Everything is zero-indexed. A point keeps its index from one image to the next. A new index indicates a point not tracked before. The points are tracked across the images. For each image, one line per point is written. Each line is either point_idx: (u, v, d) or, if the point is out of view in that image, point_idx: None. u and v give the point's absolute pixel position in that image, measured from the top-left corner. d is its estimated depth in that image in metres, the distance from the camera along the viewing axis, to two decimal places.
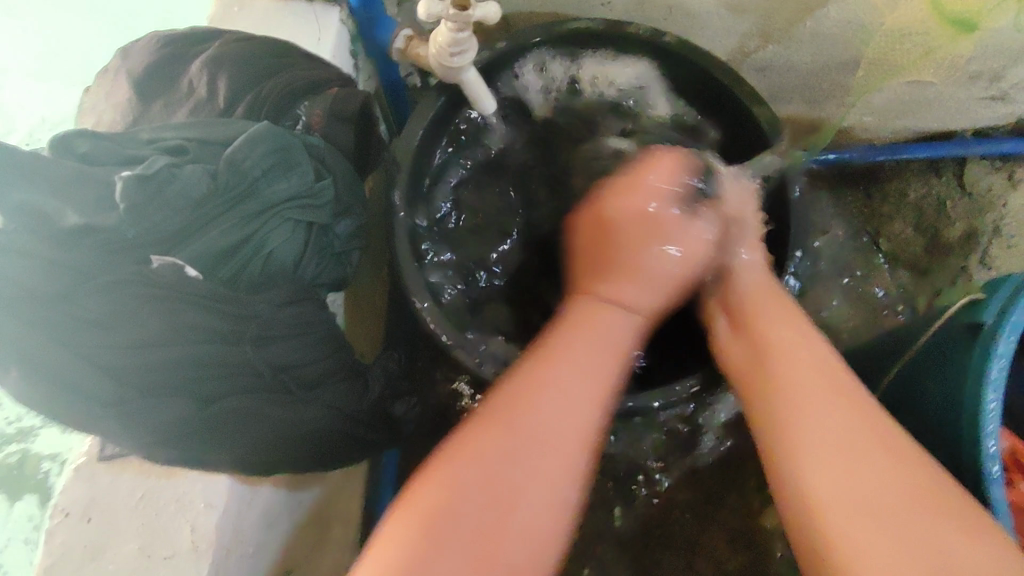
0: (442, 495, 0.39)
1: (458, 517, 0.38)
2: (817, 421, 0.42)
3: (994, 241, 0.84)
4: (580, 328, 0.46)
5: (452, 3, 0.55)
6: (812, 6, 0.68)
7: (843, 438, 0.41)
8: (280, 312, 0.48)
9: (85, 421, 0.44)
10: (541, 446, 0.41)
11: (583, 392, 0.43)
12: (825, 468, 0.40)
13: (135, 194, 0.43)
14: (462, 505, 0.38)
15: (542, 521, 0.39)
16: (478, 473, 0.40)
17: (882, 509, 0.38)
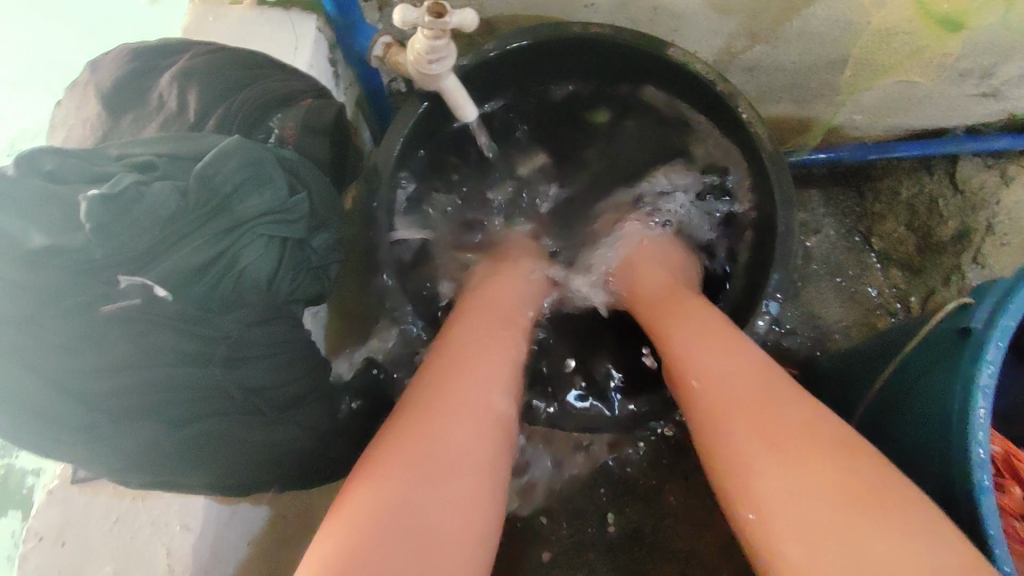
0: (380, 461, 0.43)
1: (409, 482, 0.41)
2: (748, 418, 0.44)
3: (988, 238, 0.81)
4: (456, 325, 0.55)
5: (427, 10, 0.53)
6: (799, 5, 0.67)
7: (786, 437, 0.42)
8: (251, 331, 0.47)
9: (54, 448, 0.43)
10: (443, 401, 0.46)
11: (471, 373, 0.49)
12: (792, 474, 0.41)
13: (99, 211, 0.41)
14: (395, 461, 0.42)
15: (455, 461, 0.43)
16: (409, 442, 0.44)
17: (814, 497, 0.39)
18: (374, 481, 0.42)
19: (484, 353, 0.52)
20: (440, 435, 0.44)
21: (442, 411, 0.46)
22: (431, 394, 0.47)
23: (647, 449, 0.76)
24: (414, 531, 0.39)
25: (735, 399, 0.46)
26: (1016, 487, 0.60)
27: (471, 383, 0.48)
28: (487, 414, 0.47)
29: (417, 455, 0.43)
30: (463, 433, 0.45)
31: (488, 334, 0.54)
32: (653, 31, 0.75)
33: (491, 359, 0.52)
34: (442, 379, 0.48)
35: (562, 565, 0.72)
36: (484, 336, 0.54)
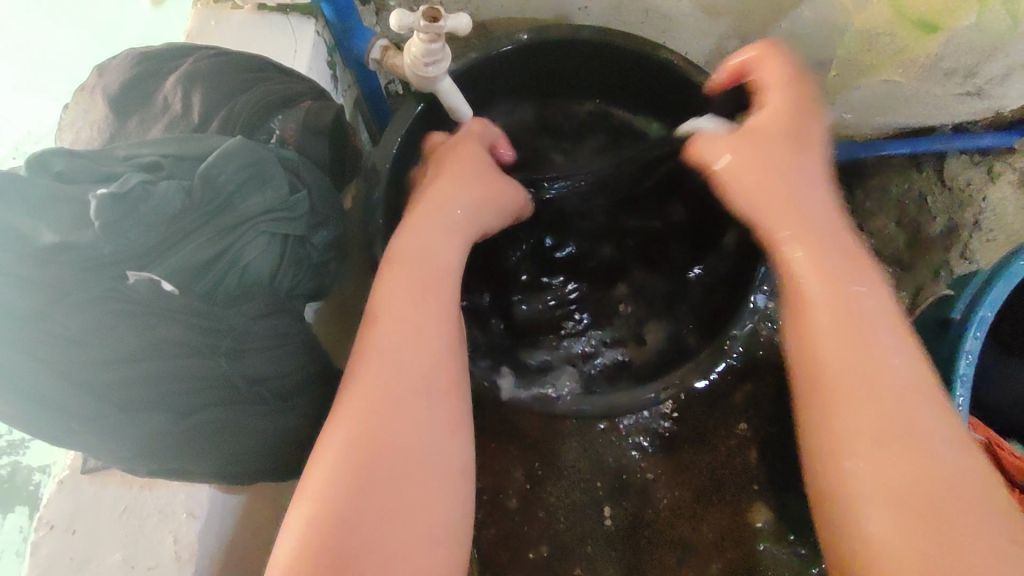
0: (329, 457, 0.44)
1: (354, 493, 0.42)
2: (875, 399, 0.42)
3: (974, 234, 0.86)
4: (392, 278, 0.53)
5: (423, 14, 0.55)
6: (785, 7, 0.69)
7: (910, 429, 0.41)
8: (257, 324, 0.49)
9: (66, 437, 0.45)
10: (385, 383, 0.47)
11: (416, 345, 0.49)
12: (866, 464, 0.41)
13: (109, 211, 0.43)
14: (345, 457, 0.43)
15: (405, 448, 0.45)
16: (346, 446, 0.44)
17: (893, 487, 0.39)
18: (316, 489, 0.43)
19: (412, 328, 0.50)
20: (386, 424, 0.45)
21: (376, 411, 0.45)
22: (368, 393, 0.46)
23: (645, 443, 0.77)
24: (369, 540, 0.41)
25: (856, 358, 0.43)
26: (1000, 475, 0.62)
27: (400, 371, 0.47)
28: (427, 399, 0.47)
29: (353, 460, 0.43)
30: (405, 426, 0.45)
31: (414, 303, 0.51)
32: (645, 34, 0.77)
33: (418, 333, 0.50)
34: (382, 356, 0.48)
35: (559, 556, 0.74)
36: (409, 306, 0.51)
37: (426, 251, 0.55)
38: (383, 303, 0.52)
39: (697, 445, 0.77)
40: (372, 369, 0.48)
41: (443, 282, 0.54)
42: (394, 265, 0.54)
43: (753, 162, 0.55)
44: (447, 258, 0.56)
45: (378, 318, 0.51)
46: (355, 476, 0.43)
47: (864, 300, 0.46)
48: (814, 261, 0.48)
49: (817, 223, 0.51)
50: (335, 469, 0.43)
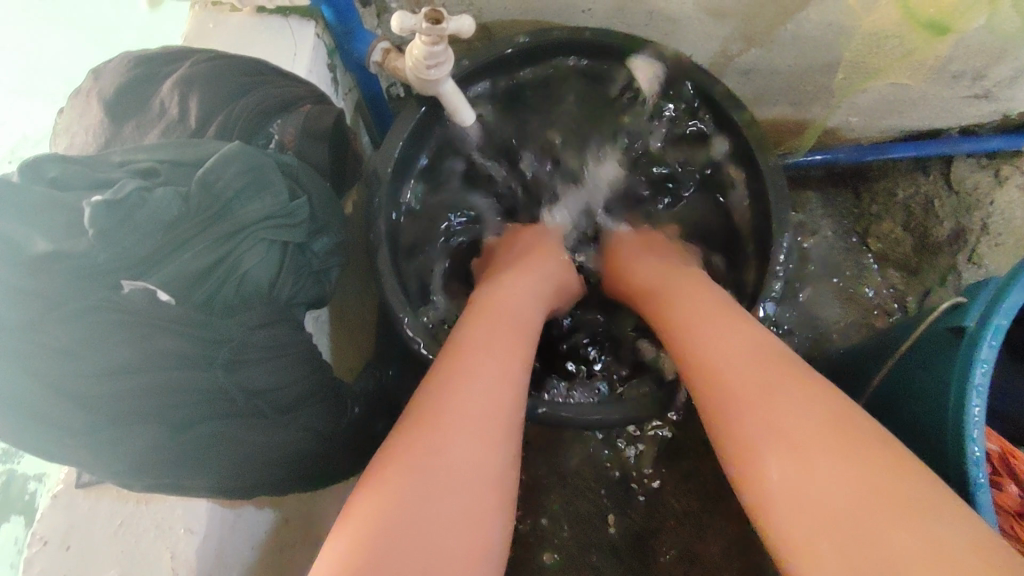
0: (396, 462, 0.44)
1: (408, 497, 0.41)
2: (757, 407, 0.44)
3: (983, 238, 0.82)
4: (471, 319, 0.56)
5: (425, 17, 0.54)
6: (792, 9, 0.67)
7: (796, 431, 0.42)
8: (254, 334, 0.48)
9: (59, 452, 0.43)
10: (459, 402, 0.47)
11: (489, 372, 0.50)
12: (784, 474, 0.41)
13: (104, 218, 0.42)
14: (412, 465, 0.43)
15: (472, 468, 0.44)
16: (403, 453, 0.44)
17: (826, 492, 0.39)
18: (374, 494, 0.42)
19: (486, 362, 0.50)
20: (452, 439, 0.44)
21: (438, 421, 0.45)
22: (437, 410, 0.46)
23: (648, 450, 0.76)
24: (407, 547, 0.39)
25: (738, 382, 0.47)
26: (1012, 484, 0.60)
27: (478, 399, 0.47)
28: (495, 425, 0.47)
29: (411, 468, 0.43)
30: (466, 443, 0.45)
31: (494, 339, 0.53)
32: (649, 36, 0.76)
33: (500, 369, 0.51)
34: (456, 377, 0.49)
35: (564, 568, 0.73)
36: (491, 343, 0.53)
37: (509, 304, 0.58)
38: (462, 337, 0.53)
39: (704, 457, 0.75)
40: (445, 389, 0.48)
41: (517, 328, 0.56)
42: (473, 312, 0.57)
43: (621, 266, 0.70)
44: (522, 311, 0.58)
45: (456, 349, 0.52)
46: (421, 485, 0.42)
47: (736, 329, 0.51)
48: (688, 319, 0.55)
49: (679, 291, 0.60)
50: (401, 475, 0.42)
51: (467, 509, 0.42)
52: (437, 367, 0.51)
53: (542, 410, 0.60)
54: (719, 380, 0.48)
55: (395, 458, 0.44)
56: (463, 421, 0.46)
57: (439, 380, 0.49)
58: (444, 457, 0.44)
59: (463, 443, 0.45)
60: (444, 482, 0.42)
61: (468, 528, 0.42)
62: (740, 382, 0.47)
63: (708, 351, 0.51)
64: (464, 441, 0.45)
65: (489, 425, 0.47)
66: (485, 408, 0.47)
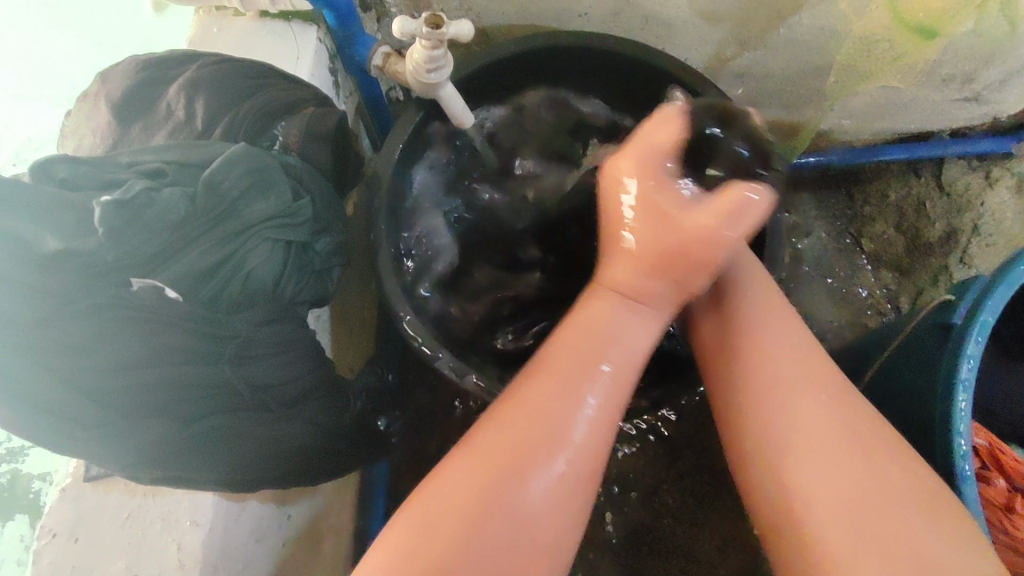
0: (458, 505, 0.40)
1: (455, 534, 0.39)
2: (793, 392, 0.45)
3: (974, 240, 0.84)
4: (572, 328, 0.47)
5: (425, 22, 0.56)
6: (785, 13, 0.69)
7: (849, 433, 0.43)
8: (259, 331, 0.49)
9: (68, 445, 0.45)
10: (529, 450, 0.41)
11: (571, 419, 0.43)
12: (820, 474, 0.42)
13: (113, 217, 0.43)
14: (474, 521, 0.39)
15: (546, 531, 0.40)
16: (467, 482, 0.41)
17: (854, 498, 0.40)
18: (420, 507, 0.41)
19: (581, 411, 0.43)
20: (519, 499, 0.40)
21: (511, 453, 0.41)
22: (512, 435, 0.42)
23: (646, 448, 0.77)
24: None
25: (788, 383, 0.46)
26: (1002, 479, 0.61)
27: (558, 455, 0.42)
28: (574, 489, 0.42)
29: (471, 495, 0.40)
30: (540, 490, 0.41)
31: (590, 366, 0.44)
32: (646, 40, 0.77)
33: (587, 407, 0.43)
34: (531, 418, 0.42)
35: None
36: (586, 374, 0.44)
37: (616, 316, 0.46)
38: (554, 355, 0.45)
39: (698, 456, 0.76)
40: (521, 432, 0.42)
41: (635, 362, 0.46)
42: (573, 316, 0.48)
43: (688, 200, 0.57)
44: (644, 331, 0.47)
45: (544, 377, 0.44)
46: (484, 545, 0.39)
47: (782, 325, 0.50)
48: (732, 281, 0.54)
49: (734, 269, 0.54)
50: (468, 529, 0.39)
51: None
52: (522, 390, 0.44)
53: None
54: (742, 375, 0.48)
55: (459, 495, 0.40)
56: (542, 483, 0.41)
57: (516, 417, 0.43)
58: (520, 518, 0.40)
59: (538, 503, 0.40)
60: (510, 553, 0.39)
61: None
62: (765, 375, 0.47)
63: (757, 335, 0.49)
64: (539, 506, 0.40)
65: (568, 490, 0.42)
66: (569, 471, 0.42)
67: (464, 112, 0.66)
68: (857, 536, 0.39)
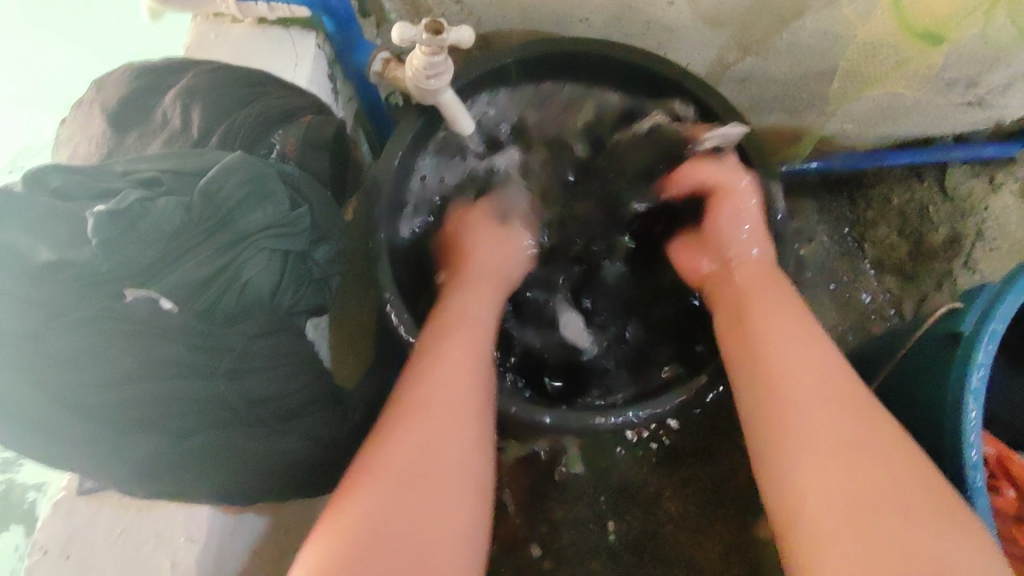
0: (378, 465, 0.46)
1: (384, 494, 0.44)
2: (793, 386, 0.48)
3: (979, 244, 0.84)
4: (449, 319, 0.57)
5: (425, 27, 0.55)
6: (788, 18, 0.68)
7: (844, 438, 0.43)
8: (255, 343, 0.48)
9: (62, 460, 0.44)
10: (423, 407, 0.49)
11: (460, 371, 0.52)
12: (825, 473, 0.43)
13: (107, 228, 0.42)
14: (391, 474, 0.45)
15: (454, 470, 0.46)
16: (386, 449, 0.46)
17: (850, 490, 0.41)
18: (354, 487, 0.45)
19: (459, 363, 0.53)
20: (429, 445, 0.47)
21: (412, 409, 0.49)
22: (405, 409, 0.49)
23: (646, 455, 0.76)
24: (388, 541, 0.42)
25: (806, 392, 0.47)
26: (1011, 489, 0.60)
27: (443, 395, 0.50)
28: (456, 419, 0.49)
29: (396, 456, 0.46)
30: (442, 436, 0.47)
31: (453, 342, 0.54)
32: (648, 45, 0.77)
33: (467, 364, 0.53)
34: (416, 385, 0.51)
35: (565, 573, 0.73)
36: (460, 345, 0.54)
37: (471, 305, 0.60)
38: (427, 343, 0.55)
39: (700, 463, 0.76)
40: (413, 392, 0.50)
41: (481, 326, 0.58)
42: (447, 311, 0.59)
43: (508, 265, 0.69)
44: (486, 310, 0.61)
45: (426, 355, 0.53)
46: (405, 492, 0.44)
47: (798, 324, 0.53)
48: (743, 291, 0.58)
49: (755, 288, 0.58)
50: (388, 480, 0.44)
51: (450, 510, 0.44)
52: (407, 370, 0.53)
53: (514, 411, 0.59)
54: (767, 379, 0.49)
55: (374, 459, 0.46)
56: (437, 423, 0.48)
57: (405, 385, 0.51)
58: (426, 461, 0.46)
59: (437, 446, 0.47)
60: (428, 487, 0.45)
61: (448, 527, 0.44)
62: (765, 360, 0.51)
63: (759, 329, 0.53)
64: (439, 445, 0.47)
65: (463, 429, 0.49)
66: (460, 409, 0.49)
67: (464, 117, 0.65)
68: (861, 539, 0.39)
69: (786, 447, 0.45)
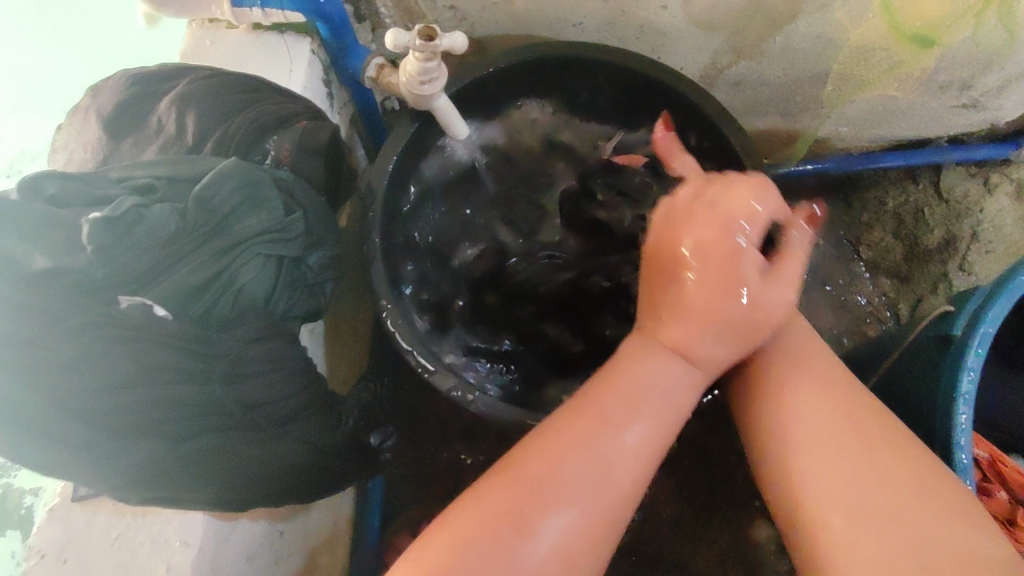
0: (477, 515, 0.40)
1: (480, 548, 0.38)
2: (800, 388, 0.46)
3: (973, 246, 0.83)
4: (619, 375, 0.44)
5: (419, 33, 0.55)
6: (781, 22, 0.68)
7: (847, 432, 0.43)
8: (250, 349, 0.49)
9: (57, 467, 0.44)
10: (558, 471, 0.41)
11: (620, 444, 0.42)
12: (828, 466, 0.42)
13: (102, 235, 0.43)
14: (491, 533, 0.39)
15: (574, 549, 0.40)
16: (502, 502, 0.40)
17: (873, 490, 0.40)
18: (455, 526, 0.40)
19: (614, 432, 0.42)
20: (552, 514, 0.39)
21: (544, 465, 0.41)
22: (533, 468, 0.41)
23: None
24: None
25: (806, 384, 0.46)
26: (1002, 491, 0.60)
27: (593, 470, 0.41)
28: (599, 499, 0.41)
29: (508, 513, 0.39)
30: (567, 504, 0.40)
31: (617, 405, 0.43)
32: (641, 49, 0.77)
33: (624, 442, 0.42)
34: (555, 447, 0.41)
35: None
36: (616, 411, 0.43)
37: (649, 366, 0.45)
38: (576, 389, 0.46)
39: (697, 468, 0.75)
40: (555, 456, 0.41)
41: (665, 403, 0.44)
42: (616, 364, 0.45)
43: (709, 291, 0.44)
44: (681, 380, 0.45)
45: (579, 407, 0.44)
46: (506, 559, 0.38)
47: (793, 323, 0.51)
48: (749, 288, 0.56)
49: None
50: (488, 532, 0.39)
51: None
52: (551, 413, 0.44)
53: (483, 410, 0.56)
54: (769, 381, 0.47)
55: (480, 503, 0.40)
56: (570, 492, 0.40)
57: (542, 435, 0.43)
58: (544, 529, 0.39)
59: (565, 517, 0.40)
60: (532, 557, 0.38)
61: None
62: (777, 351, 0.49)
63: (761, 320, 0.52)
64: (569, 517, 0.40)
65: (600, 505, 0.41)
66: (603, 489, 0.41)
67: (458, 121, 0.65)
68: (872, 539, 0.39)
69: (798, 450, 0.44)
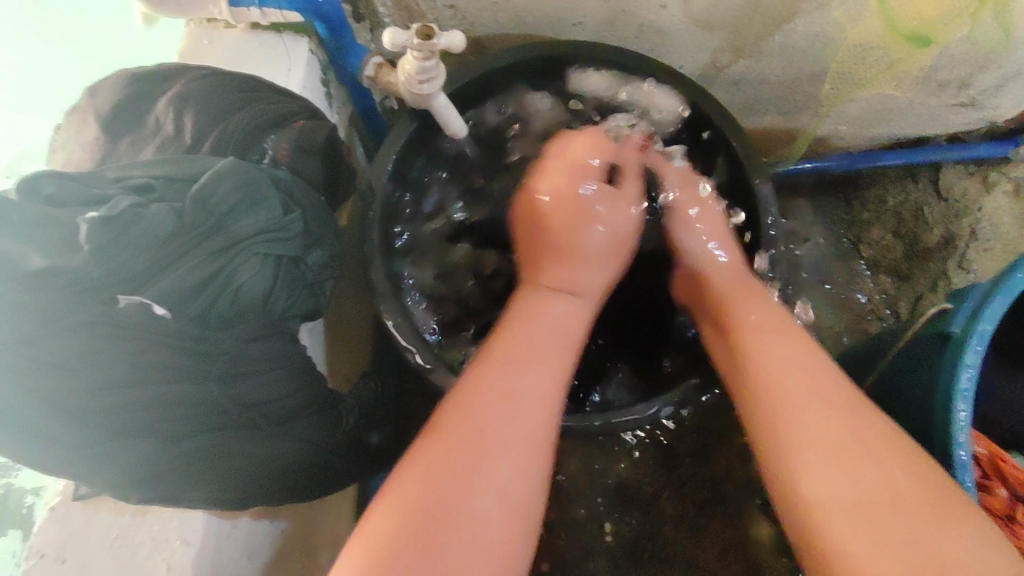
0: (425, 473, 0.43)
1: (423, 501, 0.41)
2: (799, 396, 0.47)
3: (972, 245, 0.82)
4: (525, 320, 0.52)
5: (416, 32, 0.55)
6: (780, 20, 0.68)
7: (841, 438, 0.44)
8: (248, 347, 0.49)
9: (55, 466, 0.44)
10: (483, 421, 0.45)
11: (537, 388, 0.47)
12: (836, 478, 0.42)
13: (100, 233, 0.43)
14: (432, 484, 0.42)
15: (506, 494, 0.43)
16: (439, 456, 0.43)
17: (877, 496, 0.41)
18: (402, 485, 0.43)
19: (529, 382, 0.47)
20: (485, 465, 0.43)
21: (467, 416, 0.45)
22: (464, 419, 0.45)
23: (643, 457, 0.76)
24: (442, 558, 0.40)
25: (804, 395, 0.46)
26: (1002, 488, 0.60)
27: (511, 416, 0.45)
28: (523, 448, 0.45)
29: (442, 465, 0.43)
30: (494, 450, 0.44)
31: (528, 356, 0.49)
32: (640, 47, 0.77)
33: (535, 388, 0.47)
34: (471, 394, 0.46)
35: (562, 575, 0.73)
36: (526, 358, 0.49)
37: (548, 311, 0.53)
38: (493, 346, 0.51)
39: (700, 463, 0.76)
40: (470, 402, 0.46)
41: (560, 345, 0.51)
42: (519, 313, 0.53)
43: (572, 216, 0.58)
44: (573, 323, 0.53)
45: (495, 354, 0.49)
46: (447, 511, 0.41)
47: (780, 331, 0.52)
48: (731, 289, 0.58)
49: (743, 302, 0.56)
50: (428, 485, 0.42)
51: (500, 528, 0.42)
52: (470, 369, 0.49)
53: None
54: (768, 387, 0.48)
55: (418, 458, 0.44)
56: (497, 442, 0.44)
57: (466, 387, 0.47)
58: (476, 475, 0.43)
59: (500, 467, 0.43)
60: (471, 505, 0.42)
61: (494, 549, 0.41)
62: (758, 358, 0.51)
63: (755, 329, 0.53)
64: (501, 466, 0.43)
65: (523, 451, 0.45)
66: (522, 434, 0.45)
67: (457, 120, 0.65)
68: (880, 541, 0.39)
69: (796, 455, 0.45)
